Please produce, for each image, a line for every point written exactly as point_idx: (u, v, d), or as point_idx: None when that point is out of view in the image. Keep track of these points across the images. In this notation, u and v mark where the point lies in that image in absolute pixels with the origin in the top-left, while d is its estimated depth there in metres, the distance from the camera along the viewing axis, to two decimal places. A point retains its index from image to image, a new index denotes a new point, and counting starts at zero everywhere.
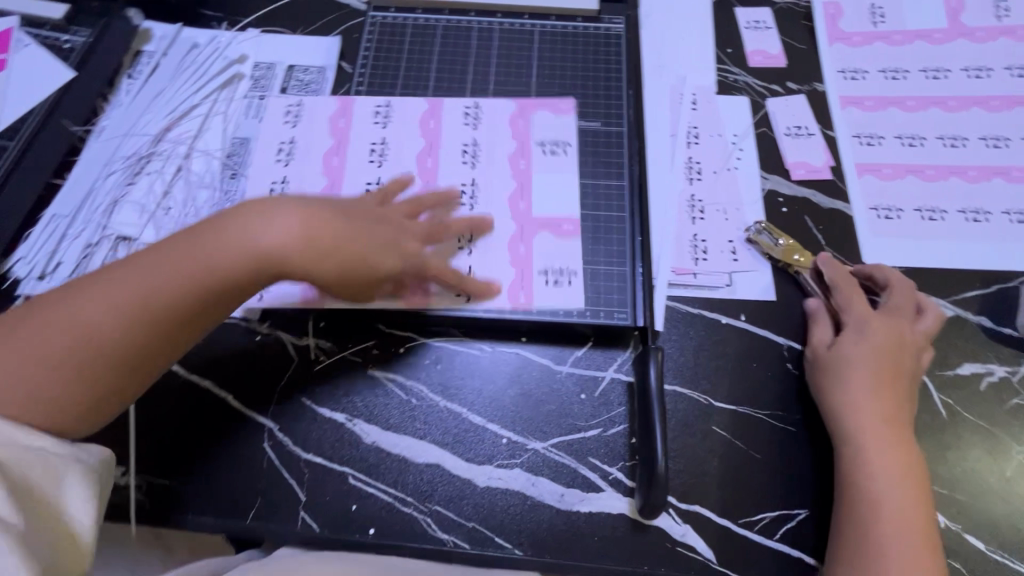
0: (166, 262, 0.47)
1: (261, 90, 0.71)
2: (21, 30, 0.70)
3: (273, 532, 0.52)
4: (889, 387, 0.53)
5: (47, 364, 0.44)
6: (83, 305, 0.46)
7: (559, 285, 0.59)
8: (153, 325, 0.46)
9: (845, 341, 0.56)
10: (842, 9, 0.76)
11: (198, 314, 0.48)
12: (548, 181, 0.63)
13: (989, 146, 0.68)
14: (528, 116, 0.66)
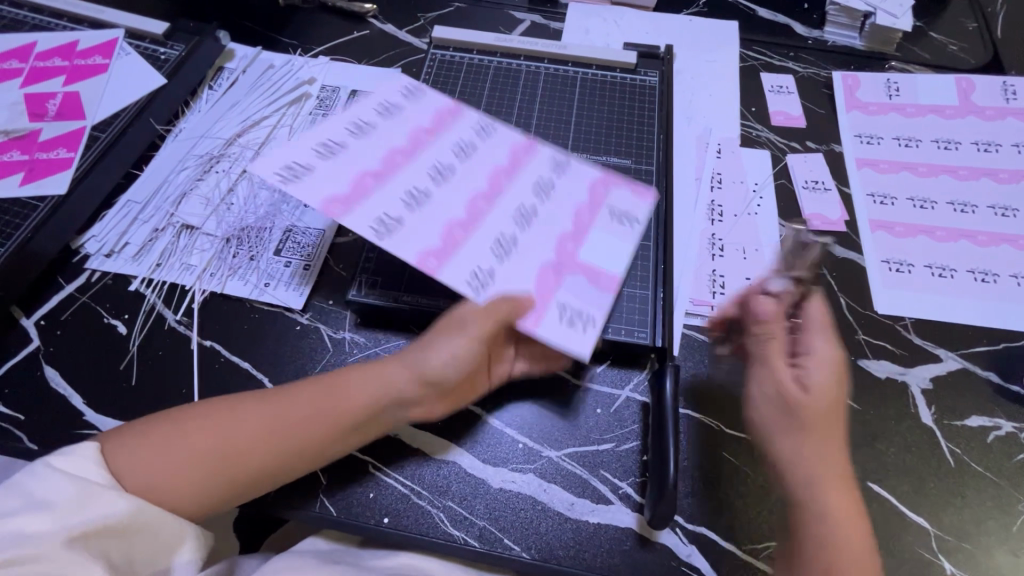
0: (316, 398, 0.52)
1: (325, 109, 0.78)
2: (124, 41, 0.78)
3: (291, 511, 0.55)
4: (825, 437, 0.52)
5: (212, 453, 0.49)
6: (273, 413, 0.51)
7: (573, 326, 0.54)
8: (305, 443, 0.51)
9: (812, 381, 0.53)
10: (860, 81, 0.83)
11: (321, 432, 0.51)
12: (600, 228, 0.59)
13: (998, 214, 0.72)
14: (610, 191, 0.61)
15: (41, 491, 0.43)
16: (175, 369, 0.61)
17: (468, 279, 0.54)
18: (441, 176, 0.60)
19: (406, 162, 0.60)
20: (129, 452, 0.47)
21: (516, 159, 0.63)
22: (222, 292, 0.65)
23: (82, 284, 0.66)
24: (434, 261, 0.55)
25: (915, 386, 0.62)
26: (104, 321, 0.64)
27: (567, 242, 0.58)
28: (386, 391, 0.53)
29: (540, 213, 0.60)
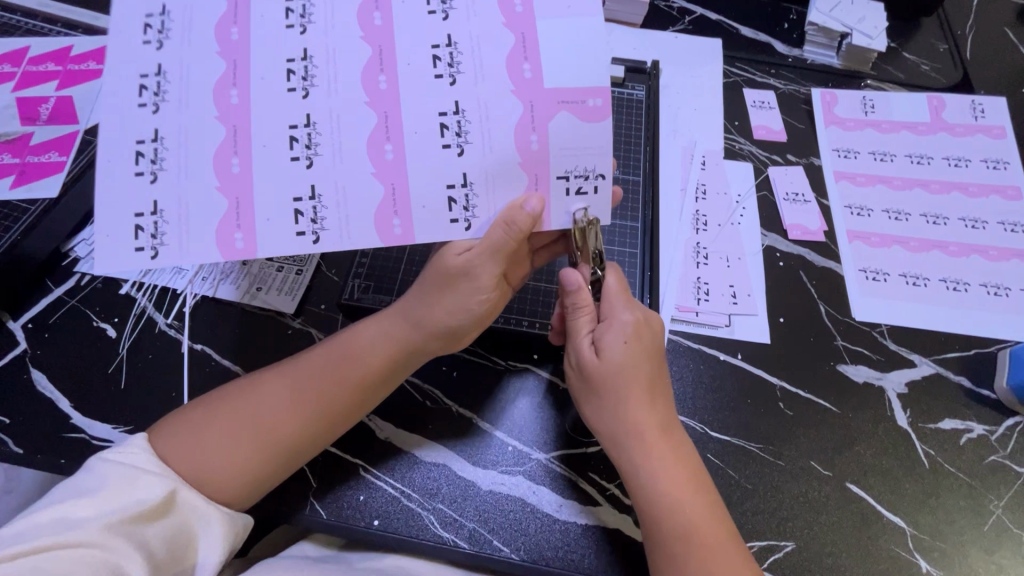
0: (339, 362, 0.53)
1: None
2: None
3: (280, 514, 0.55)
4: (651, 408, 0.52)
5: (251, 439, 0.49)
6: (297, 387, 0.52)
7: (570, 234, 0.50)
8: (335, 406, 0.52)
9: (609, 348, 0.52)
10: (837, 98, 0.86)
11: (346, 396, 0.52)
12: (564, 128, 0.48)
13: (968, 226, 0.75)
14: (541, 121, 0.48)
15: (88, 479, 0.44)
16: (166, 372, 0.61)
17: (445, 213, 0.49)
18: (447, 132, 0.48)
19: (380, 83, 0.48)
20: (169, 443, 0.48)
21: (514, 59, 0.48)
22: (214, 296, 0.65)
23: (71, 287, 0.66)
24: (397, 216, 0.48)
25: (892, 390, 0.64)
26: (94, 324, 0.64)
27: (536, 142, 0.48)
28: (397, 345, 0.53)
29: (506, 115, 0.48)
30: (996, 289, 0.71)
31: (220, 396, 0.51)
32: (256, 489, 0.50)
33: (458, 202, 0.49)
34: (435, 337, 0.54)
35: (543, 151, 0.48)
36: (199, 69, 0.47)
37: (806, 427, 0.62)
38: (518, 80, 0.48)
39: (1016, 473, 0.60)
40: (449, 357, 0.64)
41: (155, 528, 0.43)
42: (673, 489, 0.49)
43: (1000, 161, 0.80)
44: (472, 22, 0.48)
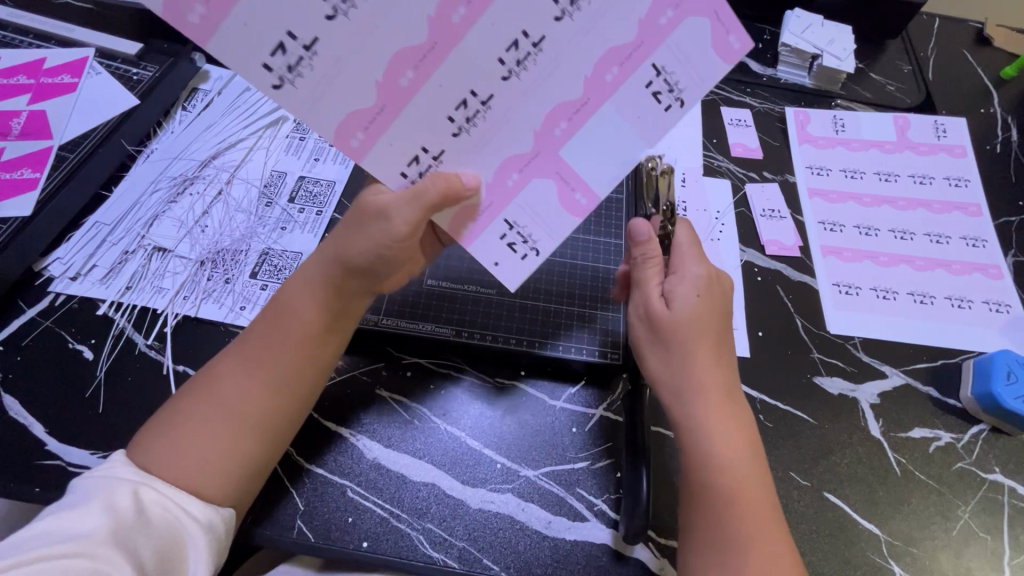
0: (273, 324, 0.53)
1: (302, 132, 0.79)
2: (94, 61, 0.77)
3: (267, 538, 0.54)
4: (717, 359, 0.55)
5: (214, 416, 0.50)
6: (244, 356, 0.52)
7: (511, 249, 0.51)
8: (282, 361, 0.52)
9: (680, 299, 0.55)
10: (810, 117, 0.90)
11: (288, 348, 0.52)
12: (543, 193, 0.49)
13: (933, 241, 0.79)
14: (530, 175, 0.48)
15: (74, 497, 0.45)
16: (145, 395, 0.59)
17: (403, 165, 0.48)
18: (460, 112, 0.46)
19: (404, 78, 0.44)
20: (148, 452, 0.48)
21: (571, 108, 0.46)
22: (196, 316, 0.64)
23: (45, 308, 0.64)
24: (363, 132, 0.46)
25: (865, 401, 0.67)
26: (69, 345, 0.62)
27: (514, 181, 0.49)
28: (322, 289, 0.53)
29: (514, 135, 0.47)
30: (960, 302, 0.74)
31: (181, 397, 0.51)
32: (244, 474, 0.50)
33: (419, 164, 0.48)
34: (352, 278, 0.52)
35: (514, 191, 0.49)
36: None
37: (785, 438, 0.64)
38: (564, 107, 0.46)
39: (981, 479, 0.63)
40: (437, 375, 0.64)
41: (141, 537, 0.43)
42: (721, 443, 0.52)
43: (962, 179, 0.85)
44: (566, 41, 0.43)
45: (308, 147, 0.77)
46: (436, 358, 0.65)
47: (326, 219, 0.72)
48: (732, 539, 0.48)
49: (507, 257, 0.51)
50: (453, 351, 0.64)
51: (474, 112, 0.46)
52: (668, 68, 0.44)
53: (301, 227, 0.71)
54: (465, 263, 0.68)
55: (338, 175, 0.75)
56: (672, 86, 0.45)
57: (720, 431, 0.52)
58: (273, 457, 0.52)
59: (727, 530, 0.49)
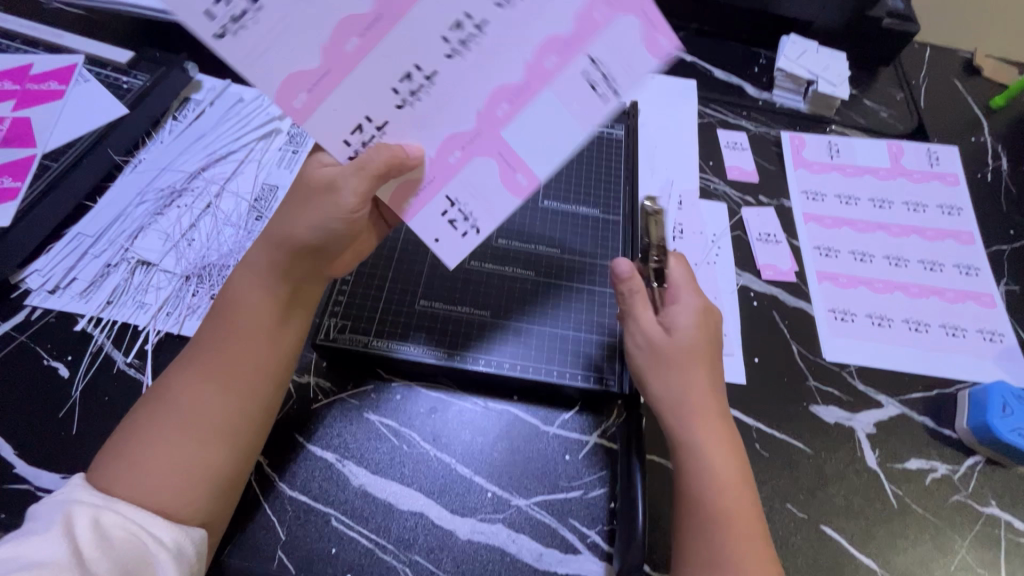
0: (230, 324, 0.52)
1: (295, 145, 0.77)
2: (83, 67, 0.75)
3: (246, 569, 0.52)
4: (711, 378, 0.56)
5: (173, 426, 0.47)
6: (200, 359, 0.50)
7: (453, 226, 0.51)
8: (243, 358, 0.51)
9: (675, 325, 0.57)
10: (805, 141, 0.90)
11: (249, 344, 0.51)
12: (485, 173, 0.49)
13: (927, 268, 0.79)
14: (469, 154, 0.49)
15: (30, 524, 0.42)
16: (122, 416, 0.57)
17: (345, 130, 0.48)
18: (402, 90, 0.46)
19: (349, 44, 0.44)
20: (102, 476, 0.45)
21: (506, 99, 0.47)
22: (179, 333, 0.62)
23: (21, 322, 0.62)
24: (307, 92, 0.46)
25: (862, 430, 0.66)
26: (44, 362, 0.59)
27: (455, 160, 0.49)
28: (268, 278, 0.52)
29: (459, 110, 0.47)
30: (955, 330, 0.74)
31: (133, 415, 0.49)
32: (206, 481, 0.47)
33: (362, 132, 0.48)
34: (301, 256, 0.51)
35: (455, 168, 0.49)
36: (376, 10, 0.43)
37: (782, 468, 0.63)
38: (484, 34, 0.45)
39: (978, 512, 0.62)
40: (428, 399, 0.62)
41: (100, 556, 0.41)
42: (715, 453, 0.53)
43: (955, 207, 0.85)
44: (510, 19, 0.44)
45: (301, 160, 0.76)
46: (427, 381, 0.63)
47: None
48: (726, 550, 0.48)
49: (451, 238, 0.51)
50: (446, 374, 0.63)
51: (421, 70, 0.46)
52: (611, 59, 0.45)
53: None
54: (459, 284, 0.67)
55: None
56: (607, 80, 0.46)
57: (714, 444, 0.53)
58: (239, 463, 0.50)
59: (719, 548, 0.49)
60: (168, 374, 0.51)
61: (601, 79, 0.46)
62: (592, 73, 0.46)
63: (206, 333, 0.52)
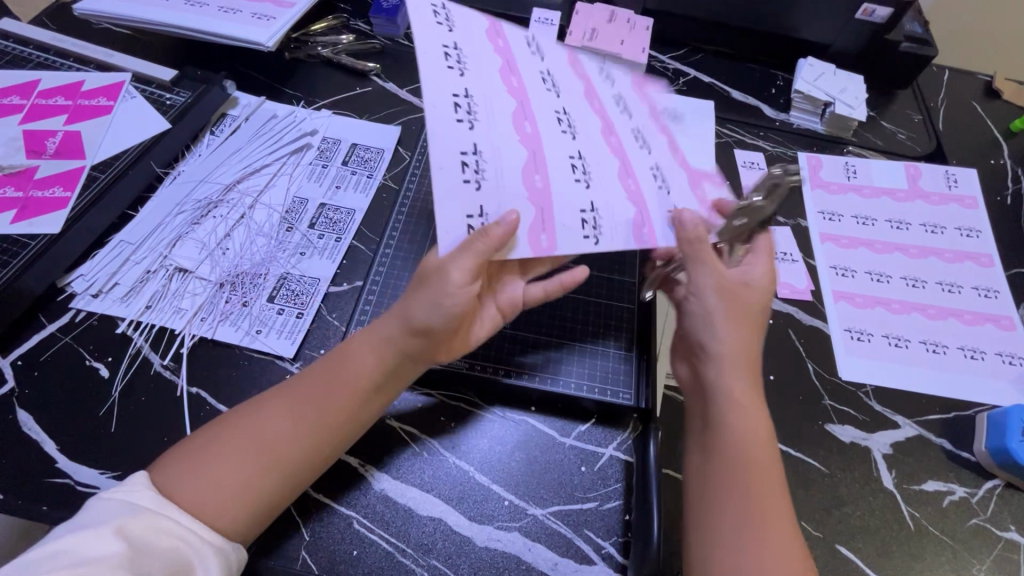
0: (337, 381, 0.53)
1: (325, 159, 0.81)
2: (130, 84, 0.80)
3: (272, 568, 0.54)
4: (745, 331, 0.56)
5: (259, 461, 0.50)
6: (296, 405, 0.52)
7: (661, 184, 0.59)
8: (342, 413, 0.53)
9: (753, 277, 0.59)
10: (822, 162, 0.91)
11: (350, 400, 0.53)
12: (677, 176, 0.61)
13: (944, 290, 0.79)
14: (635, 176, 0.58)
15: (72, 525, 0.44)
16: (157, 416, 0.60)
17: (579, 231, 0.54)
18: (577, 173, 0.56)
19: (525, 128, 0.55)
20: (172, 475, 0.48)
21: (638, 198, 0.57)
22: (213, 338, 0.65)
23: (66, 324, 0.65)
24: (545, 231, 0.53)
25: (878, 450, 0.66)
26: (86, 362, 0.63)
27: (632, 185, 0.58)
28: (389, 349, 0.54)
29: (617, 206, 0.56)
30: (973, 352, 0.74)
31: (222, 423, 0.52)
32: (259, 508, 0.49)
33: (587, 223, 0.54)
34: (411, 333, 0.53)
35: (639, 191, 0.58)
36: (499, 127, 0.53)
37: (797, 486, 0.63)
38: (585, 143, 0.57)
39: (997, 536, 0.62)
40: (447, 407, 0.64)
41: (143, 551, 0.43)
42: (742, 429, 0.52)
43: (973, 229, 0.85)
44: (580, 129, 0.58)
45: (331, 174, 0.79)
46: (446, 390, 0.65)
47: (344, 246, 0.73)
48: (745, 532, 0.47)
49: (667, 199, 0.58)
50: (466, 384, 0.65)
51: (578, 181, 0.55)
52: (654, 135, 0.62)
53: (320, 253, 0.72)
54: None
55: (359, 204, 0.77)
56: (643, 138, 0.61)
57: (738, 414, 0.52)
58: (292, 493, 0.52)
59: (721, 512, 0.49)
60: (261, 400, 0.53)
61: (640, 136, 0.61)
62: (641, 135, 0.61)
63: (307, 377, 0.54)
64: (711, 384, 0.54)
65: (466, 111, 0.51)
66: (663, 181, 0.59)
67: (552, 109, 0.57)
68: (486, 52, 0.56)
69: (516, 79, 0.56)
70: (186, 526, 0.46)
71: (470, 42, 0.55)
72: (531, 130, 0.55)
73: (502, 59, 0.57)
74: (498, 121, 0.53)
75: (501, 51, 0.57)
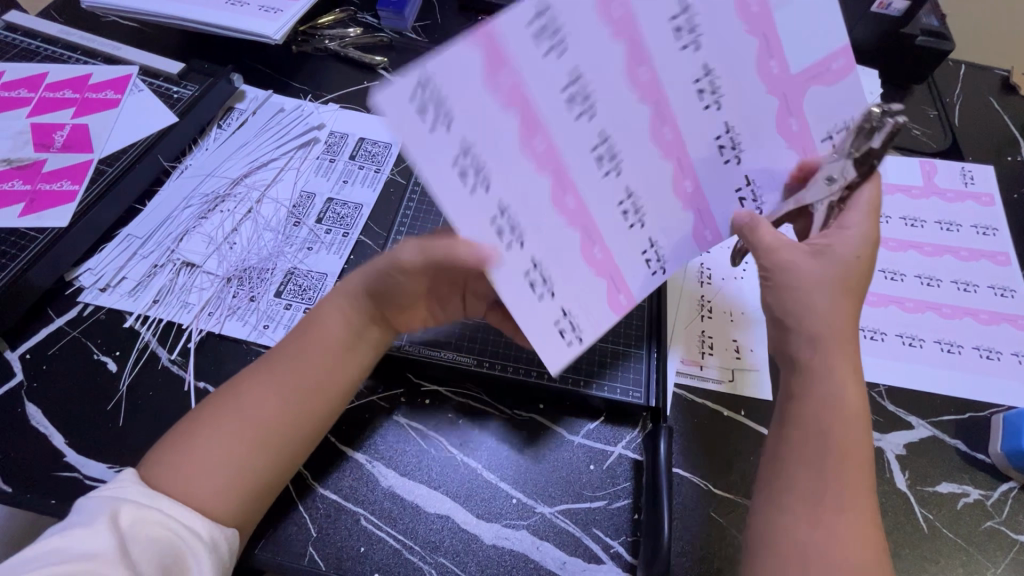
0: (308, 346, 0.55)
1: (333, 154, 0.80)
2: (138, 78, 0.80)
3: (280, 564, 0.53)
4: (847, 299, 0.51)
5: (237, 430, 0.50)
6: (270, 372, 0.53)
7: (723, 151, 0.49)
8: (317, 376, 0.54)
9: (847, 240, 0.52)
10: None
11: (322, 362, 0.54)
12: (765, 112, 0.49)
13: (960, 289, 0.77)
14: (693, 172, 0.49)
15: (76, 515, 0.44)
16: (165, 410, 0.60)
17: (624, 224, 0.47)
18: (603, 163, 0.44)
19: (540, 142, 0.41)
20: (158, 465, 0.48)
21: (691, 180, 0.49)
22: (220, 333, 0.65)
23: (73, 317, 0.65)
24: (596, 248, 0.47)
25: (891, 451, 0.65)
26: (94, 356, 0.62)
27: (687, 190, 0.50)
28: (354, 311, 0.56)
29: (655, 175, 0.47)
30: (989, 353, 0.73)
31: (201, 407, 0.52)
32: (244, 480, 0.49)
33: (630, 211, 0.47)
34: (381, 300, 0.55)
35: (689, 160, 0.48)
36: (489, 120, 0.38)
37: None
38: (633, 134, 0.44)
39: (1012, 539, 0.61)
40: (455, 404, 0.64)
41: (135, 549, 0.43)
42: (850, 421, 0.48)
43: (989, 227, 0.84)
44: (616, 108, 0.42)
45: (338, 169, 0.79)
46: (454, 387, 0.65)
47: (352, 242, 0.73)
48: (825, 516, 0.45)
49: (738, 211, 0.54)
50: (474, 381, 0.64)
51: (605, 173, 0.44)
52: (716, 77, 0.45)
53: (327, 248, 0.72)
54: None
55: (366, 199, 0.76)
56: (714, 92, 0.46)
57: (838, 397, 0.49)
58: (279, 468, 0.51)
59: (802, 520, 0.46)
60: (237, 376, 0.54)
61: (708, 92, 0.46)
62: (703, 84, 0.45)
63: (280, 348, 0.55)
64: (811, 367, 0.50)
65: (434, 112, 0.36)
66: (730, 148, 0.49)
67: (562, 99, 0.40)
68: (472, 85, 0.36)
69: (528, 87, 0.38)
70: (171, 514, 0.45)
71: (446, 79, 0.35)
72: (562, 147, 0.41)
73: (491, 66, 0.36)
74: (511, 157, 0.40)
75: (479, 52, 0.36)
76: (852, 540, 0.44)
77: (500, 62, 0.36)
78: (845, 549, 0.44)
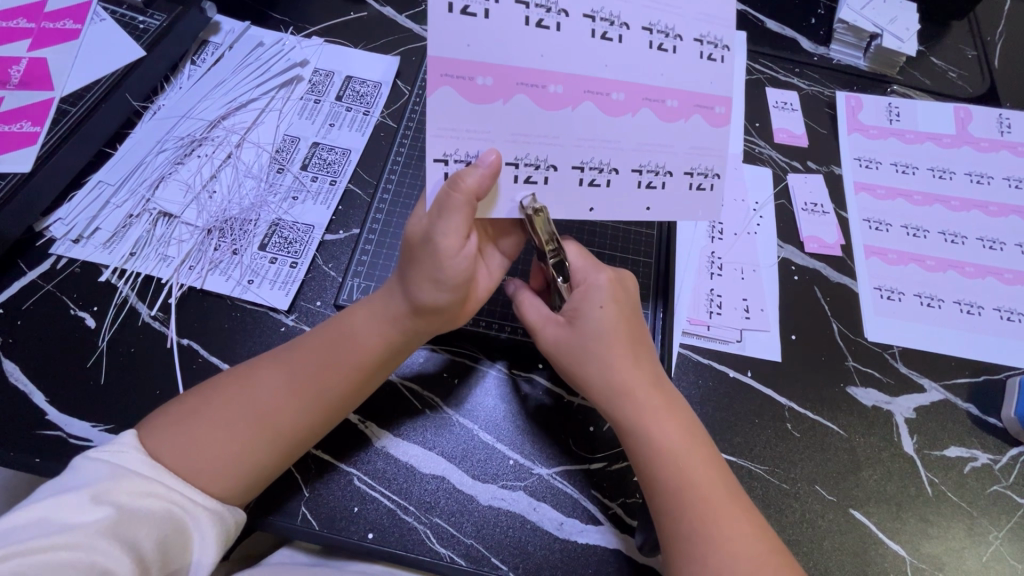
0: (332, 350, 0.51)
1: (317, 94, 0.73)
2: (99, 5, 0.72)
3: (273, 523, 0.52)
4: (633, 352, 0.53)
5: (251, 431, 0.47)
6: (293, 373, 0.50)
7: (712, 58, 0.49)
8: (340, 384, 0.50)
9: (587, 311, 0.53)
10: (862, 103, 0.83)
11: (346, 372, 0.50)
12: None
13: (986, 246, 0.73)
14: (690, 94, 0.49)
15: (70, 476, 0.42)
16: (149, 368, 0.57)
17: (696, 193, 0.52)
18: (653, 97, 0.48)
19: (616, 95, 0.47)
20: (160, 438, 0.46)
21: (703, 100, 0.49)
22: (202, 288, 0.61)
23: (47, 271, 0.61)
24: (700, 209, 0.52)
25: (900, 415, 0.63)
26: (70, 312, 0.59)
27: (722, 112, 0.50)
28: (389, 321, 0.51)
29: (706, 140, 0.50)
30: (1010, 314, 0.69)
31: (209, 388, 0.49)
32: (251, 479, 0.48)
33: (701, 181, 0.51)
34: (418, 312, 0.50)
35: (714, 94, 0.49)
36: (559, 126, 0.47)
37: (815, 449, 0.61)
38: (506, 72, 0.45)
39: (1017, 503, 0.60)
40: (450, 363, 0.61)
41: (133, 519, 0.41)
42: (673, 450, 0.50)
43: None
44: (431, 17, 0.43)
45: (324, 111, 0.73)
46: (450, 345, 0.62)
47: (340, 189, 0.68)
48: (721, 549, 0.46)
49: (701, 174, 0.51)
50: (471, 340, 0.62)
51: (664, 170, 0.50)
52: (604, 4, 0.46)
53: (313, 197, 0.67)
54: None
55: (354, 143, 0.71)
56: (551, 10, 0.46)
57: (664, 451, 0.50)
58: (285, 465, 0.50)
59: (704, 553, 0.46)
60: (254, 364, 0.51)
61: (547, 12, 0.45)
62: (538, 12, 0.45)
63: (305, 344, 0.51)
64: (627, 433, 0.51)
65: (529, 168, 0.48)
66: (661, 36, 0.48)
67: (613, 95, 0.47)
68: (485, 123, 0.46)
69: (475, 55, 0.44)
70: (174, 488, 0.44)
71: (517, 150, 0.47)
72: (593, 106, 0.47)
73: (505, 98, 0.46)
74: (574, 127, 0.48)
75: (453, 87, 0.45)
76: (747, 546, 0.46)
77: (463, 77, 0.44)
78: (746, 554, 0.46)
